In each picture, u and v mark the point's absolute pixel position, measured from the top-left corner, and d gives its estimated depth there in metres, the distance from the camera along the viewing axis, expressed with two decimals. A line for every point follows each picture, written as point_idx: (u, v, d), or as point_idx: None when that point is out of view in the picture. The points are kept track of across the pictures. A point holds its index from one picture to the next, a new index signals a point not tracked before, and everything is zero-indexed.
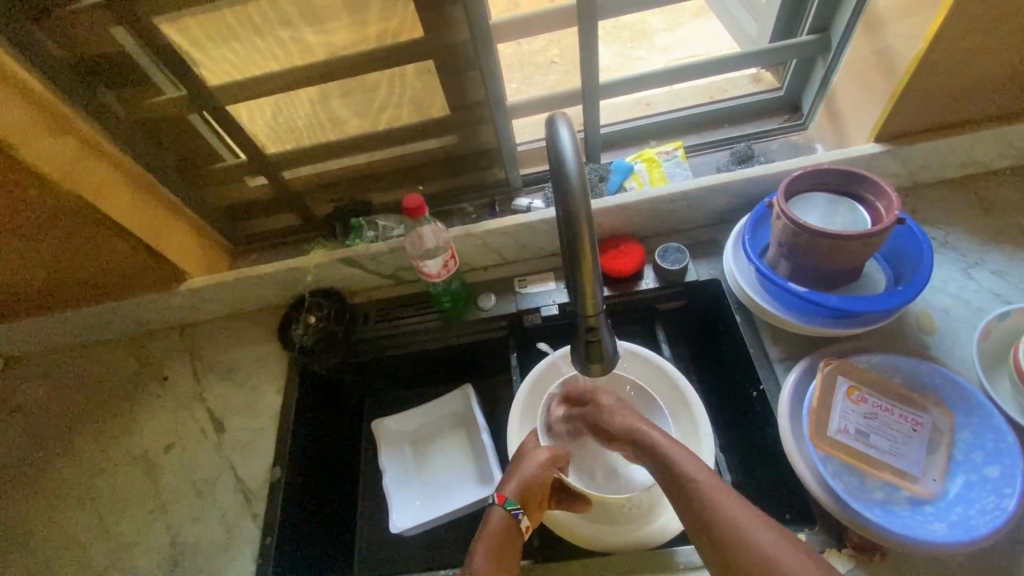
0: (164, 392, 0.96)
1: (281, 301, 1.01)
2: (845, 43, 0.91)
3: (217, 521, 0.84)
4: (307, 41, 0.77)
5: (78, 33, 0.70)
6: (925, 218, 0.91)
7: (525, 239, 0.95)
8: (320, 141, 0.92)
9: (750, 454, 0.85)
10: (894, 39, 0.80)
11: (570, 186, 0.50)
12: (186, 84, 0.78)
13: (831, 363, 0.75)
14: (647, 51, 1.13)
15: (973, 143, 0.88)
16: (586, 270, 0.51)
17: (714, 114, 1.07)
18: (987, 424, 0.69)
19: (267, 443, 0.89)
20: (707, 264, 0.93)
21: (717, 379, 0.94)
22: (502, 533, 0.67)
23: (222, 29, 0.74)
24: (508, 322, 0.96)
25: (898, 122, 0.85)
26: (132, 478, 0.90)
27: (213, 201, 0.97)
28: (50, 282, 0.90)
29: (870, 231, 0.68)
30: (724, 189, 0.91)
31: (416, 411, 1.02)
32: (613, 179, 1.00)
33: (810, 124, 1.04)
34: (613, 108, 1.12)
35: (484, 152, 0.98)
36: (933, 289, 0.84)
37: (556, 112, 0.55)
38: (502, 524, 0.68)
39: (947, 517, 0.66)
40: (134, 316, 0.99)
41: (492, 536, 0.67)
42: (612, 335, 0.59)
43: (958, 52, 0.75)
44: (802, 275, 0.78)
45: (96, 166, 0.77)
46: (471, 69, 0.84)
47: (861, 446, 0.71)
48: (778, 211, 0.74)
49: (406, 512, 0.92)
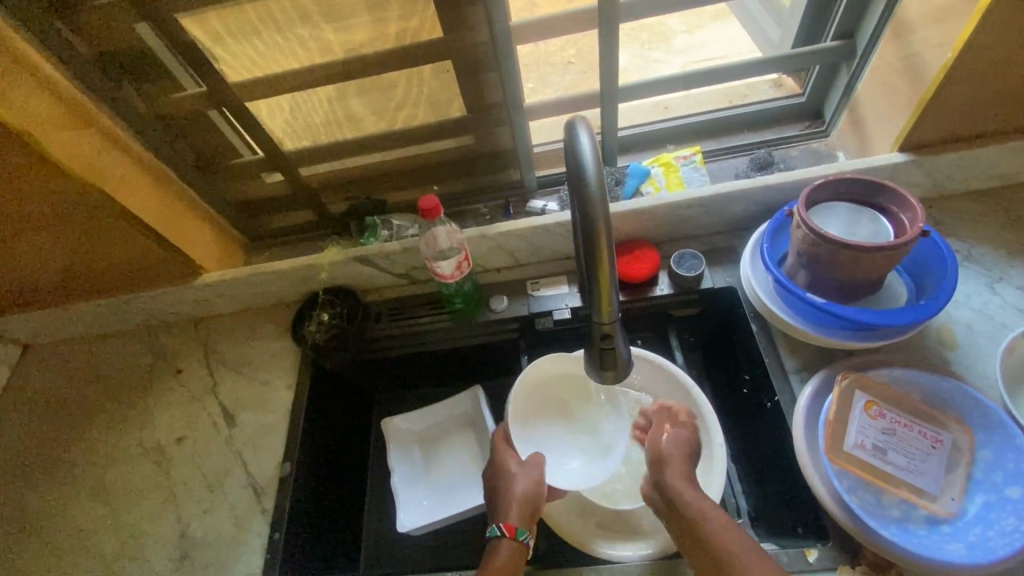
0: (178, 385, 0.97)
1: (295, 298, 1.02)
2: (870, 49, 0.89)
3: (226, 515, 0.85)
4: (327, 40, 0.77)
5: (102, 29, 0.71)
6: (948, 230, 0.89)
7: (539, 242, 0.95)
8: (337, 140, 0.92)
9: (762, 467, 0.84)
10: (923, 46, 0.78)
11: (589, 192, 0.50)
12: (207, 81, 0.78)
13: (849, 377, 0.74)
14: (666, 53, 1.12)
15: (1000, 154, 0.86)
16: (602, 277, 0.51)
17: (733, 119, 1.06)
18: (1008, 443, 0.68)
19: (277, 440, 0.89)
20: (723, 271, 0.92)
21: (730, 388, 0.93)
22: (511, 563, 0.68)
23: (244, 26, 0.74)
24: (520, 325, 0.96)
25: (924, 131, 0.83)
26: (144, 469, 0.91)
27: (230, 196, 0.98)
28: (68, 273, 0.91)
29: (893, 244, 0.67)
30: (743, 197, 0.90)
31: (427, 411, 1.02)
32: (629, 184, 0.99)
33: (832, 131, 1.02)
34: (631, 111, 1.11)
35: (499, 153, 0.98)
36: (956, 303, 0.82)
37: (577, 116, 0.54)
38: (508, 557, 0.68)
39: (966, 538, 0.64)
40: (149, 309, 1.00)
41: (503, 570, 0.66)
42: (628, 343, 0.59)
43: (989, 61, 0.73)
44: (820, 285, 0.76)
45: (117, 160, 0.78)
46: (489, 70, 0.84)
47: (877, 462, 0.70)
48: (798, 220, 0.73)
49: (413, 512, 0.92)
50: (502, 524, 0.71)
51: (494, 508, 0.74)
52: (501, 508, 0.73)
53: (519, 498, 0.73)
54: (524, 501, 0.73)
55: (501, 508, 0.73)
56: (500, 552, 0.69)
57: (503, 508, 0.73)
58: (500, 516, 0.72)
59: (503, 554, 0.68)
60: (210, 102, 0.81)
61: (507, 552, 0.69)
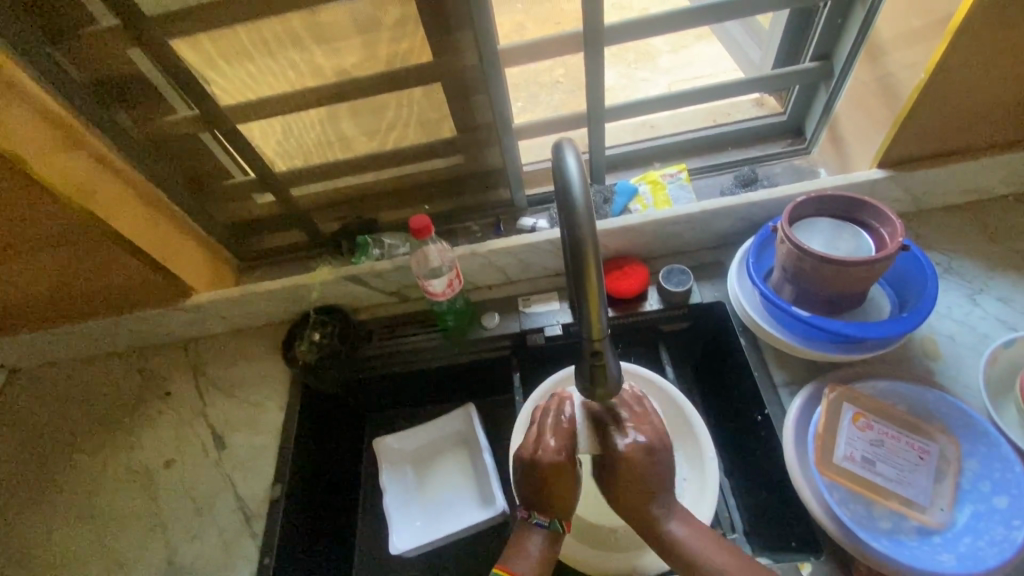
0: (166, 409, 0.96)
1: (286, 317, 1.02)
2: (846, 70, 0.93)
3: (215, 539, 0.84)
4: (318, 63, 0.78)
5: (93, 55, 0.71)
6: (928, 243, 0.91)
7: (530, 259, 0.96)
8: (328, 160, 0.93)
9: (756, 480, 0.84)
10: (896, 66, 0.81)
11: (576, 212, 0.51)
12: (199, 104, 0.79)
13: (836, 390, 0.75)
14: (652, 72, 1.13)
15: (976, 169, 0.89)
16: (591, 293, 0.51)
17: (718, 138, 1.08)
18: (994, 453, 0.69)
19: (267, 463, 0.88)
20: (711, 286, 0.93)
21: (721, 403, 0.94)
22: (545, 553, 0.69)
23: (237, 50, 0.75)
24: (513, 341, 0.96)
25: (901, 148, 0.86)
26: (131, 495, 0.90)
27: (221, 216, 0.98)
28: (55, 296, 0.90)
29: (874, 258, 0.69)
30: (729, 213, 0.92)
31: (419, 430, 1.01)
32: (618, 202, 1.01)
33: (813, 148, 1.05)
34: (617, 130, 1.13)
35: (490, 172, 0.99)
36: (938, 314, 0.84)
37: (562, 138, 0.55)
38: (546, 548, 0.69)
39: (956, 548, 0.65)
40: (139, 330, 0.99)
41: (553, 555, 0.70)
42: (617, 360, 0.59)
43: (959, 80, 0.76)
44: (805, 299, 0.78)
45: (108, 184, 0.78)
46: (478, 92, 0.86)
47: (867, 474, 0.71)
48: (782, 235, 0.74)
49: (406, 534, 0.91)
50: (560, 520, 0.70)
51: (533, 498, 0.69)
52: (550, 501, 0.68)
53: (570, 499, 0.68)
54: (573, 498, 0.68)
55: (546, 501, 0.68)
56: (540, 538, 0.70)
57: (549, 501, 0.68)
58: (547, 508, 0.69)
59: (549, 542, 0.70)
60: (202, 124, 0.82)
61: (550, 540, 0.70)
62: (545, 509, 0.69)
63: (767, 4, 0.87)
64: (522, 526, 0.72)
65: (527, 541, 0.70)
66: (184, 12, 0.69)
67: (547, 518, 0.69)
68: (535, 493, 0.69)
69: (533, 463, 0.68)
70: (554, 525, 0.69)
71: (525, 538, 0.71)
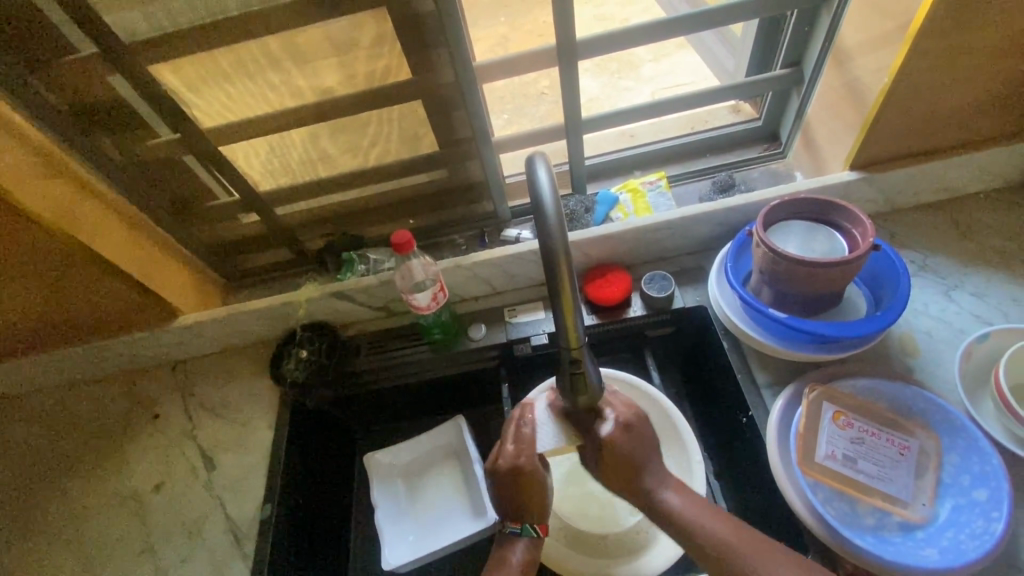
0: (155, 432, 0.96)
1: (273, 335, 1.02)
2: (816, 75, 0.95)
3: (206, 561, 0.83)
4: (298, 85, 0.80)
5: (73, 83, 0.72)
6: (903, 242, 0.93)
7: (513, 269, 0.97)
8: (312, 179, 0.94)
9: (745, 482, 0.85)
10: (862, 71, 0.84)
11: (549, 224, 0.52)
12: (180, 127, 0.80)
13: (817, 389, 0.76)
14: (634, 82, 1.15)
15: (946, 168, 0.91)
16: (567, 305, 0.52)
17: (696, 145, 1.10)
18: (972, 447, 0.70)
19: (258, 481, 0.88)
20: (693, 290, 0.94)
21: (707, 407, 0.95)
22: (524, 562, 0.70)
23: (216, 73, 0.76)
24: (499, 352, 0.97)
25: (871, 151, 0.88)
26: (120, 520, 0.89)
27: (206, 237, 0.98)
28: (39, 322, 0.90)
29: (847, 258, 0.70)
30: (707, 219, 0.93)
31: (411, 443, 1.01)
32: (599, 210, 1.03)
33: (789, 152, 1.07)
34: (597, 139, 1.14)
35: (472, 185, 1.01)
36: (915, 311, 0.86)
37: (535, 153, 0.56)
38: (524, 558, 0.71)
39: (938, 543, 0.66)
40: (126, 353, 0.99)
41: (534, 562, 0.71)
42: (597, 367, 0.60)
43: (922, 83, 0.78)
44: (782, 300, 0.79)
45: (90, 209, 0.78)
46: (457, 108, 0.87)
47: (849, 471, 0.72)
48: (758, 239, 0.75)
49: (398, 548, 0.90)
50: (534, 524, 0.71)
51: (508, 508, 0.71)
52: (522, 508, 0.71)
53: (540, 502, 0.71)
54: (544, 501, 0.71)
55: (520, 508, 0.71)
56: (519, 547, 0.71)
57: (520, 505, 0.71)
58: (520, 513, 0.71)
59: (528, 550, 0.71)
60: (183, 146, 0.83)
61: (528, 547, 0.71)
62: (516, 516, 0.71)
63: (735, 15, 0.90)
64: (502, 539, 0.73)
65: (507, 552, 0.71)
66: (163, 38, 0.71)
67: (520, 524, 0.71)
68: (506, 501, 0.71)
69: (496, 472, 0.70)
70: (527, 530, 0.71)
71: (506, 552, 0.71)
